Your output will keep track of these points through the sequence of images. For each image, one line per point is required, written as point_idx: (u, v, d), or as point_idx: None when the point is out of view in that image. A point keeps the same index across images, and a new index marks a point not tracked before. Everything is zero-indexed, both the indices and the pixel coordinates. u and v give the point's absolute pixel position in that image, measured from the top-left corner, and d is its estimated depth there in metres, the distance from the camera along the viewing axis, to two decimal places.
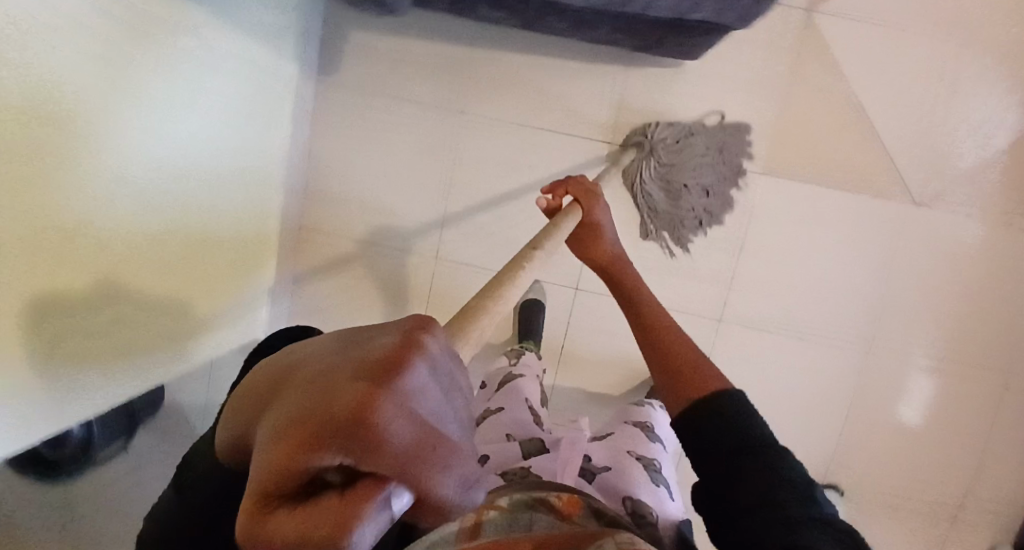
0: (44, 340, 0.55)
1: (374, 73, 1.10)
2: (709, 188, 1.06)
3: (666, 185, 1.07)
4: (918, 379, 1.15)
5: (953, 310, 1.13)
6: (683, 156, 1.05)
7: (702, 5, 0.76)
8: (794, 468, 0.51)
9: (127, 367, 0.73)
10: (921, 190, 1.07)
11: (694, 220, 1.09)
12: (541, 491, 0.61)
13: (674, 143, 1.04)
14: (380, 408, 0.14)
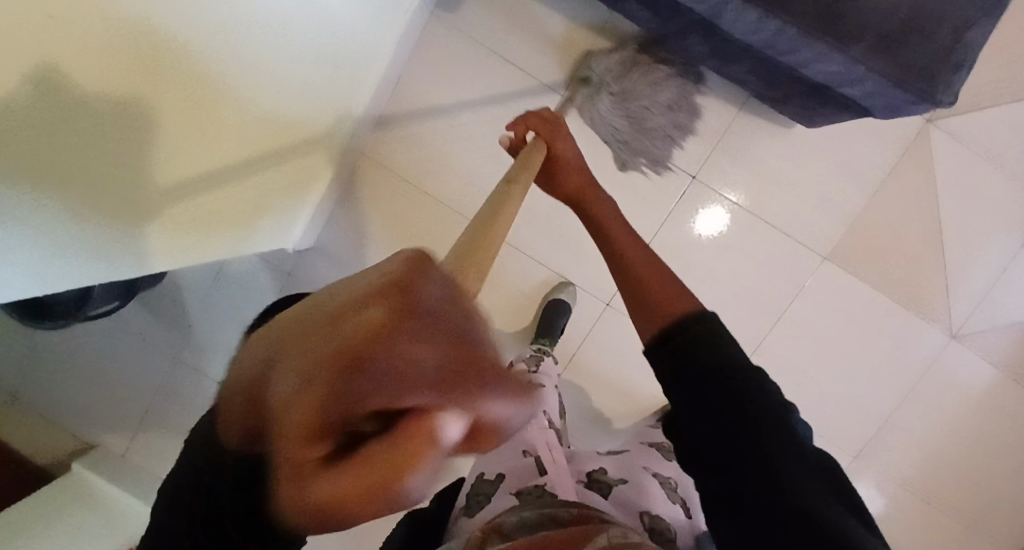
0: (98, 184, 0.49)
1: (492, 26, 1.06)
2: (670, 103, 1.01)
3: (632, 117, 1.01)
4: (901, 512, 1.13)
5: (956, 457, 1.13)
6: (637, 77, 0.99)
7: (860, 82, 0.73)
8: (771, 392, 0.48)
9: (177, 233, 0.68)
10: (965, 328, 1.08)
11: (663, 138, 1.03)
12: (545, 506, 0.58)
13: (619, 72, 0.99)
14: (391, 346, 0.10)
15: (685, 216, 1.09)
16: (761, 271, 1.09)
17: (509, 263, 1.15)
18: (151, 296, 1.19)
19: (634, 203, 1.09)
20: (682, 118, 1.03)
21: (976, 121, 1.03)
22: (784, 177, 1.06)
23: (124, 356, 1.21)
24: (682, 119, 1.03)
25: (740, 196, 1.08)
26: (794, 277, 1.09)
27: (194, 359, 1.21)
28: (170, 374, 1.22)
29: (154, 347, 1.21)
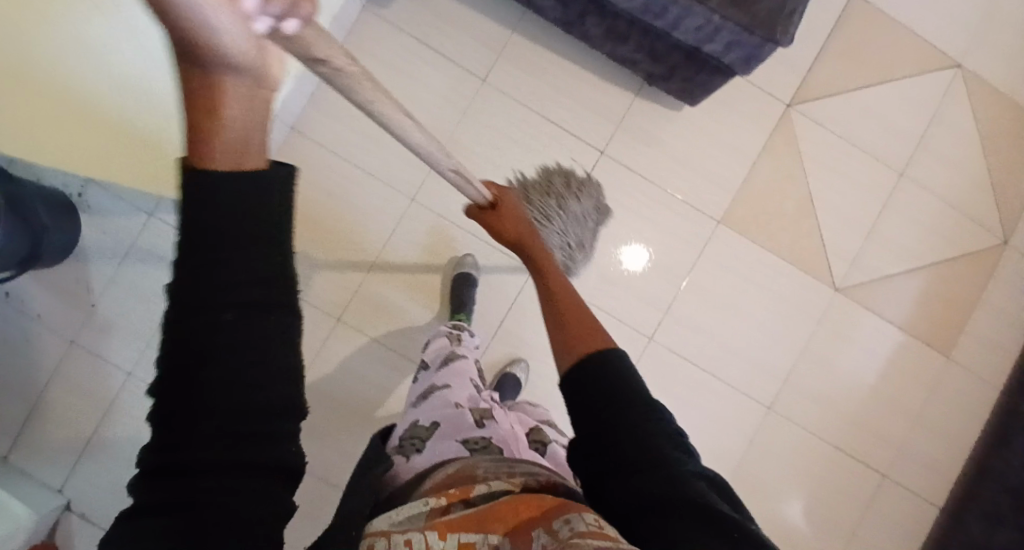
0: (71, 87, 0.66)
1: (417, 18, 1.18)
2: (576, 217, 1.14)
3: (564, 240, 1.13)
4: (807, 457, 1.21)
5: (850, 401, 1.23)
6: (557, 203, 1.14)
7: (719, 35, 0.88)
8: (664, 419, 0.50)
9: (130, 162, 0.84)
10: (844, 282, 1.22)
11: (584, 234, 1.15)
12: (507, 462, 0.59)
13: (546, 214, 1.12)
14: None
15: (596, 187, 1.19)
16: (665, 236, 1.20)
17: (435, 233, 1.20)
18: (52, 274, 1.13)
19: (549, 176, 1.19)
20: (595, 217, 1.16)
21: (829, 106, 1.23)
22: (679, 152, 1.21)
23: (14, 340, 1.13)
24: (592, 214, 1.16)
25: (643, 169, 1.20)
26: (694, 241, 1.20)
27: (93, 342, 1.13)
28: (66, 353, 1.13)
29: (50, 329, 1.13)
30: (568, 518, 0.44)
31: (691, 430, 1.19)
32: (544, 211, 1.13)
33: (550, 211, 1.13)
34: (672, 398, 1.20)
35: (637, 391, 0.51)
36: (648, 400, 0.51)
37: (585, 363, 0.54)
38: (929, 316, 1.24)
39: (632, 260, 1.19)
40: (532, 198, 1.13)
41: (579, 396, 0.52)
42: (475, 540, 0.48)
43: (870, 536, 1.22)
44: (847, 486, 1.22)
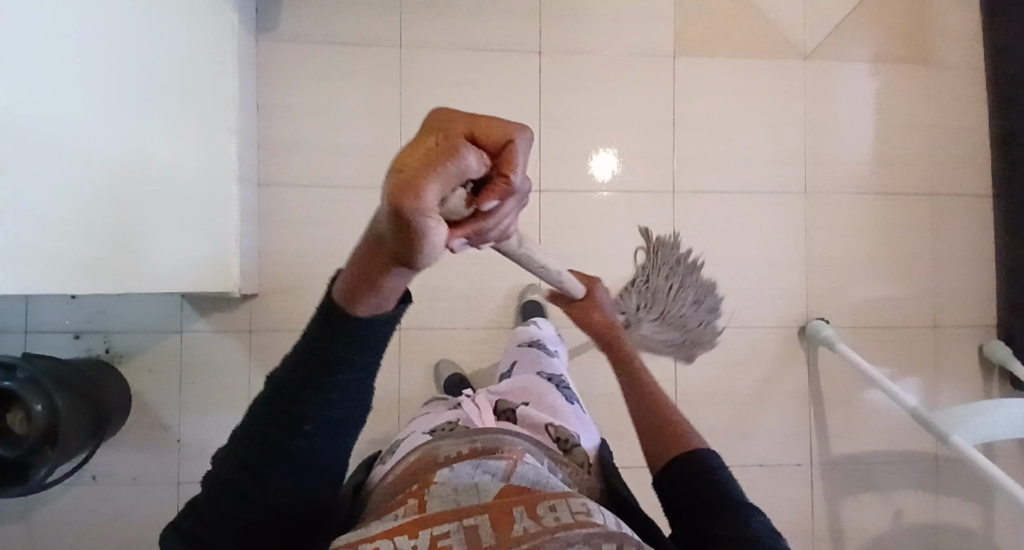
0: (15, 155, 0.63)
1: (309, 22, 1.15)
2: (684, 316, 1.21)
3: (643, 305, 1.20)
4: (858, 215, 1.26)
5: (869, 147, 1.27)
6: (684, 298, 1.21)
7: None
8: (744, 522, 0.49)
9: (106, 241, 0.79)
10: (809, 47, 1.24)
11: (681, 341, 1.21)
12: (467, 437, 0.52)
13: (667, 289, 1.21)
14: (424, 192, 0.18)
15: (554, 87, 1.20)
16: (636, 94, 1.22)
17: None
18: (127, 434, 1.12)
19: (507, 100, 1.19)
20: (698, 330, 1.22)
21: None
22: (607, 14, 1.21)
23: (126, 511, 1.12)
24: (698, 334, 1.22)
25: (585, 47, 1.20)
26: (663, 86, 1.22)
27: (196, 473, 1.13)
28: (177, 497, 1.13)
29: (151, 484, 1.12)
30: (553, 504, 0.38)
31: (751, 249, 1.24)
32: (671, 295, 1.21)
33: (681, 294, 1.21)
34: (720, 231, 1.24)
35: (714, 496, 0.52)
36: (729, 506, 0.51)
37: (667, 474, 0.57)
38: (895, 36, 1.27)
39: (603, 165, 1.21)
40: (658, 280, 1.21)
41: (669, 499, 0.56)
42: (449, 528, 0.35)
43: (947, 250, 1.28)
44: (903, 221, 1.27)
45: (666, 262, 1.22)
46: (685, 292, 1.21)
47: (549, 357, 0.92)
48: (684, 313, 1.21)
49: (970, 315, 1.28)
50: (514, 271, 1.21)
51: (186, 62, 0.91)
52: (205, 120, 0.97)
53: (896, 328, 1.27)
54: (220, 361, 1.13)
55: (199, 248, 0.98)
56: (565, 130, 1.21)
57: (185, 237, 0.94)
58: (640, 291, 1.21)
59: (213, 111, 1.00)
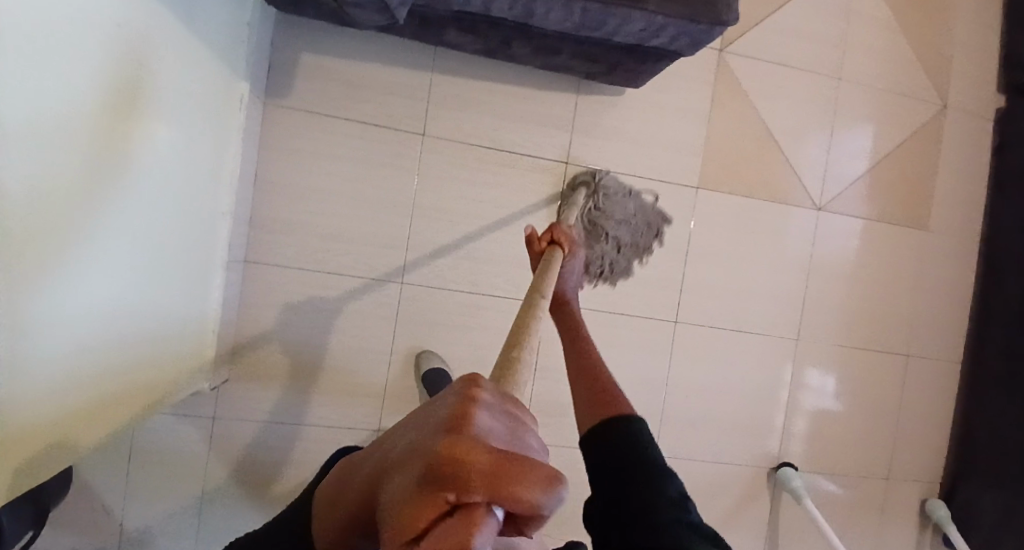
0: (53, 286, 0.50)
1: (325, 94, 1.07)
2: (620, 242, 1.13)
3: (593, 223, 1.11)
4: (839, 363, 1.30)
5: (859, 300, 1.31)
6: (621, 216, 1.13)
7: (663, 32, 0.84)
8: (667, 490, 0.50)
9: (86, 374, 0.62)
10: (820, 196, 1.26)
11: (602, 272, 1.14)
12: None
13: (615, 197, 1.12)
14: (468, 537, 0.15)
15: None
16: None
17: (438, 306, 1.14)
18: (62, 515, 1.01)
19: (523, 208, 1.16)
20: (622, 261, 1.15)
21: (755, 36, 1.22)
22: (637, 134, 1.18)
23: None
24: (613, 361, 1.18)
25: (611, 165, 1.17)
26: (681, 215, 1.20)
27: None
28: None
29: None
30: None
31: (738, 385, 1.25)
32: (620, 216, 1.13)
33: (622, 216, 1.13)
34: (711, 365, 1.24)
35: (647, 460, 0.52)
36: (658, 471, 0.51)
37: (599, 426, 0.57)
38: (900, 197, 1.31)
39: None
40: (602, 198, 1.12)
41: (596, 449, 0.54)
42: None
43: (910, 405, 1.35)
44: (876, 375, 1.32)
45: (621, 189, 1.13)
46: (626, 216, 1.13)
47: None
48: (620, 224, 1.13)
49: (921, 468, 1.36)
50: None
51: (192, 168, 0.84)
52: (197, 224, 0.88)
53: (857, 475, 1.32)
54: (178, 445, 1.04)
55: (165, 365, 0.86)
56: None
57: (156, 355, 0.82)
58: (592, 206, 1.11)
59: (207, 212, 0.91)
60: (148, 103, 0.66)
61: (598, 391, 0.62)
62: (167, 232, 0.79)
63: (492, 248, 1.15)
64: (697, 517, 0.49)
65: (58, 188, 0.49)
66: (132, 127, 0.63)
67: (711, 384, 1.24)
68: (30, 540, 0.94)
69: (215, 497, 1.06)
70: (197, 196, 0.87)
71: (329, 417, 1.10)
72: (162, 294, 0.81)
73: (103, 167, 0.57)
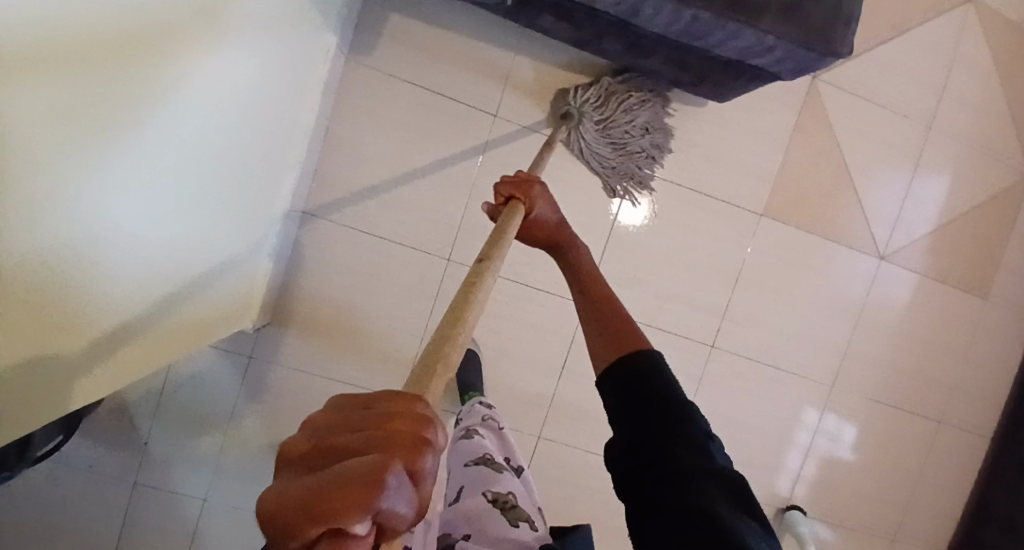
0: (114, 201, 0.48)
1: (407, 58, 1.06)
2: (647, 126, 1.07)
3: (613, 141, 1.07)
4: (870, 418, 1.27)
5: (904, 357, 1.27)
6: (618, 103, 1.05)
7: (770, 52, 0.80)
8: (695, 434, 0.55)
9: (130, 296, 0.61)
10: (885, 245, 1.22)
11: (646, 163, 1.10)
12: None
13: (598, 100, 1.05)
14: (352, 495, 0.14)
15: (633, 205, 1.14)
16: (710, 240, 1.16)
17: None
18: (92, 423, 1.05)
19: (581, 206, 1.13)
20: (659, 138, 1.08)
21: (851, 70, 1.17)
22: (710, 150, 1.14)
23: (73, 500, 1.07)
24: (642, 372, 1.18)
25: (679, 177, 1.14)
26: (739, 240, 1.17)
27: (156, 480, 1.08)
28: (130, 500, 1.08)
29: (106, 478, 1.07)
30: None
31: (762, 421, 1.23)
32: (622, 105, 1.05)
33: (624, 109, 1.05)
34: (740, 396, 1.22)
35: (675, 406, 0.57)
36: (685, 417, 0.56)
37: (623, 369, 0.61)
38: (967, 260, 1.26)
39: (632, 214, 1.14)
40: (590, 109, 1.06)
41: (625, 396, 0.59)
42: None
43: (935, 473, 1.30)
44: (906, 437, 1.28)
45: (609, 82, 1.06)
46: (617, 95, 1.05)
47: (501, 465, 0.83)
48: (632, 104, 1.06)
49: (932, 537, 1.32)
50: (528, 370, 1.18)
51: (272, 106, 0.82)
52: (265, 164, 0.87)
53: (866, 533, 1.29)
54: (211, 377, 1.07)
55: (209, 300, 0.85)
56: (627, 253, 1.15)
57: (204, 288, 0.81)
58: (590, 129, 1.07)
59: (275, 154, 0.90)
60: (239, 45, 0.64)
61: (615, 328, 0.66)
62: (237, 166, 0.77)
63: None
64: (721, 459, 0.54)
65: (142, 100, 0.47)
66: (221, 67, 0.61)
67: (736, 414, 1.22)
68: (59, 443, 0.97)
69: (237, 432, 1.09)
70: (270, 136, 0.86)
71: (356, 377, 1.12)
72: (222, 228, 0.80)
73: (192, 89, 0.55)
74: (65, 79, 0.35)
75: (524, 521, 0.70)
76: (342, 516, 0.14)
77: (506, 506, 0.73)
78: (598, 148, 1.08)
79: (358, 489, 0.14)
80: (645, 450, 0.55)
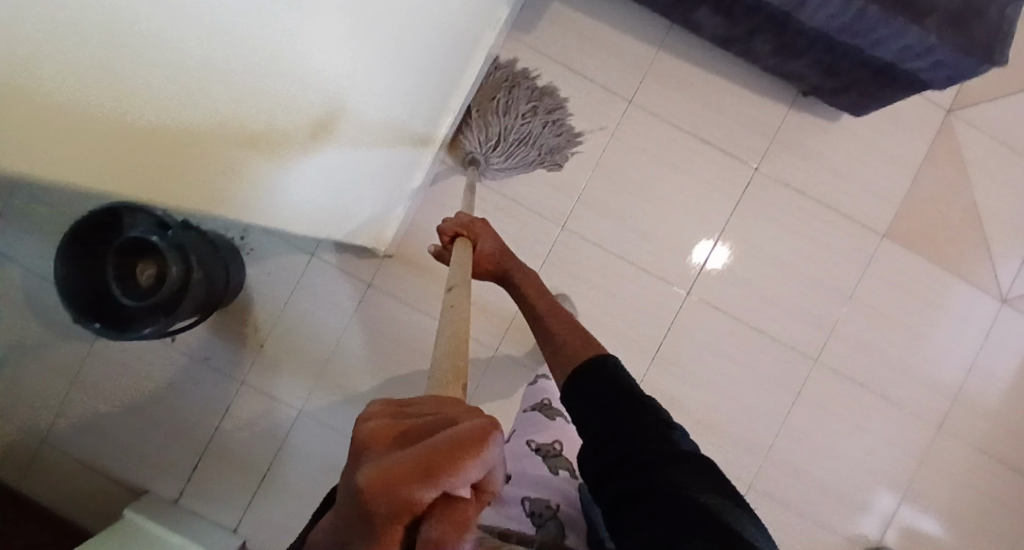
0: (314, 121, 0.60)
1: (562, 39, 1.16)
2: (529, 105, 1.10)
3: (521, 140, 1.09)
4: (972, 472, 1.19)
5: (1017, 413, 1.20)
6: (494, 115, 1.07)
7: (929, 56, 0.84)
8: (651, 420, 0.57)
9: (295, 207, 0.75)
10: (1008, 290, 1.18)
11: (553, 129, 1.12)
12: None
13: (482, 132, 1.08)
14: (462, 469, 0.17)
15: (752, 206, 1.17)
16: (824, 253, 1.17)
17: (589, 259, 1.17)
18: (220, 318, 1.15)
19: (700, 197, 1.17)
20: (548, 102, 1.12)
21: (991, 111, 1.18)
22: (836, 165, 1.17)
23: (186, 385, 1.16)
24: (736, 373, 1.17)
25: (800, 185, 1.17)
26: (853, 258, 1.17)
27: (261, 382, 1.16)
28: (234, 397, 1.16)
29: (219, 371, 1.16)
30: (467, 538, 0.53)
31: (857, 451, 1.17)
32: (499, 112, 1.08)
33: (504, 118, 1.08)
34: (835, 419, 1.17)
35: (631, 401, 0.59)
36: (638, 406, 0.58)
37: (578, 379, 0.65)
38: None
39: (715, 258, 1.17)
40: (481, 142, 1.08)
41: (586, 405, 0.62)
42: None
43: None
44: (1012, 501, 1.19)
45: (469, 115, 1.09)
46: (480, 114, 1.08)
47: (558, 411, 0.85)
48: (505, 107, 1.08)
49: None
50: (622, 349, 1.18)
51: (449, 64, 0.91)
52: (431, 113, 0.97)
53: None
54: (331, 296, 1.15)
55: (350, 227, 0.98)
56: (738, 251, 1.17)
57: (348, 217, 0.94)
58: (498, 152, 1.09)
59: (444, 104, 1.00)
60: (415, 55, 0.75)
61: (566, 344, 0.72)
62: (408, 116, 0.88)
63: (658, 224, 1.17)
64: (681, 440, 0.55)
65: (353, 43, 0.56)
66: (379, 66, 0.67)
67: (829, 438, 1.17)
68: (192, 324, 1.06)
69: (342, 351, 1.16)
70: (443, 88, 0.96)
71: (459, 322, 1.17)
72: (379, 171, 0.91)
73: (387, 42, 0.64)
74: (255, 54, 0.40)
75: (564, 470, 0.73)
76: (446, 482, 0.17)
77: (549, 455, 0.76)
78: (520, 155, 1.10)
79: (454, 456, 0.17)
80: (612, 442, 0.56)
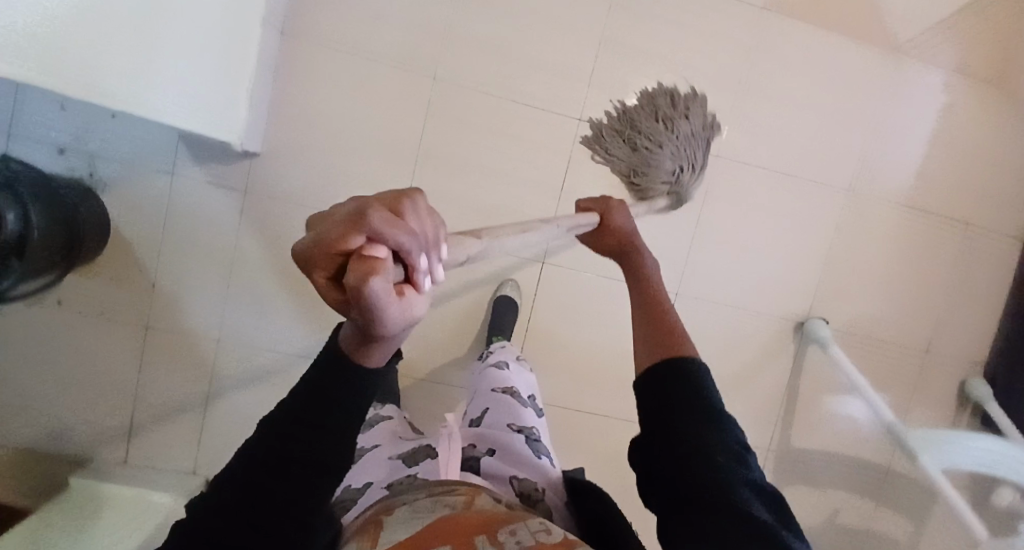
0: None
1: None
2: (683, 127, 0.91)
3: (644, 143, 0.88)
4: (888, 227, 1.21)
5: (925, 161, 1.20)
6: (645, 113, 0.89)
7: None
8: (727, 451, 0.44)
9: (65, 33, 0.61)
10: (898, 36, 1.15)
11: (680, 173, 0.94)
12: (427, 487, 0.52)
13: (615, 124, 0.91)
14: (376, 242, 0.20)
15: (625, 8, 1.09)
16: (708, 39, 1.11)
17: (471, 105, 1.09)
18: (97, 264, 1.05)
19: (569, 11, 1.08)
20: (695, 126, 0.92)
21: None
22: None
23: (84, 344, 1.07)
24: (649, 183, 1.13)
25: None
26: (738, 39, 1.11)
27: (168, 320, 1.09)
28: (144, 343, 1.08)
29: (117, 321, 1.07)
30: (512, 530, 0.42)
31: (777, 233, 1.18)
32: (658, 125, 0.89)
33: (654, 128, 0.88)
34: (751, 207, 1.16)
35: (706, 414, 0.45)
36: (716, 419, 0.45)
37: (658, 375, 0.48)
38: (989, 52, 1.18)
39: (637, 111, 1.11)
40: (608, 144, 0.92)
41: (653, 412, 0.47)
42: None
43: (962, 284, 1.24)
44: (928, 246, 1.22)
45: (611, 120, 0.92)
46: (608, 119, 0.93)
47: (522, 401, 0.84)
48: (672, 135, 0.90)
49: (963, 350, 1.26)
50: (529, 190, 1.12)
51: None
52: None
53: (893, 346, 1.24)
54: (212, 213, 1.06)
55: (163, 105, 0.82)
56: (621, 59, 1.10)
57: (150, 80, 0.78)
58: (620, 154, 0.90)
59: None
60: None
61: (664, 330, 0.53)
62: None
63: (533, 51, 1.09)
64: (757, 472, 0.44)
65: None
66: None
67: (749, 228, 1.17)
68: (47, 281, 0.98)
69: (243, 267, 1.09)
70: None
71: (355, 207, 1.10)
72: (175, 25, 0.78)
73: None
74: None
75: (544, 457, 0.71)
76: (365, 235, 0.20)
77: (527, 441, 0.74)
78: (615, 155, 0.91)
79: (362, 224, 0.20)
80: (672, 489, 0.43)
